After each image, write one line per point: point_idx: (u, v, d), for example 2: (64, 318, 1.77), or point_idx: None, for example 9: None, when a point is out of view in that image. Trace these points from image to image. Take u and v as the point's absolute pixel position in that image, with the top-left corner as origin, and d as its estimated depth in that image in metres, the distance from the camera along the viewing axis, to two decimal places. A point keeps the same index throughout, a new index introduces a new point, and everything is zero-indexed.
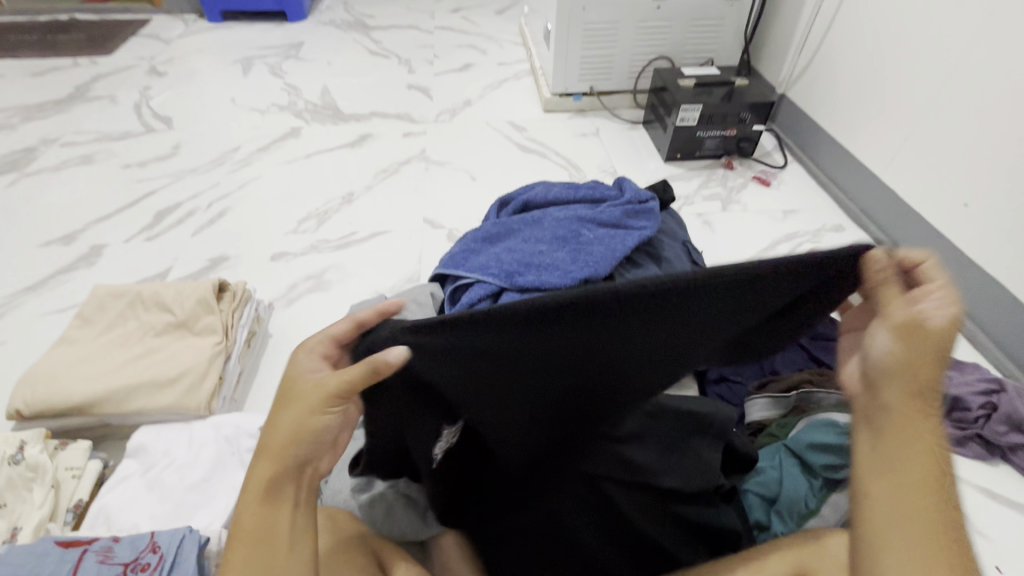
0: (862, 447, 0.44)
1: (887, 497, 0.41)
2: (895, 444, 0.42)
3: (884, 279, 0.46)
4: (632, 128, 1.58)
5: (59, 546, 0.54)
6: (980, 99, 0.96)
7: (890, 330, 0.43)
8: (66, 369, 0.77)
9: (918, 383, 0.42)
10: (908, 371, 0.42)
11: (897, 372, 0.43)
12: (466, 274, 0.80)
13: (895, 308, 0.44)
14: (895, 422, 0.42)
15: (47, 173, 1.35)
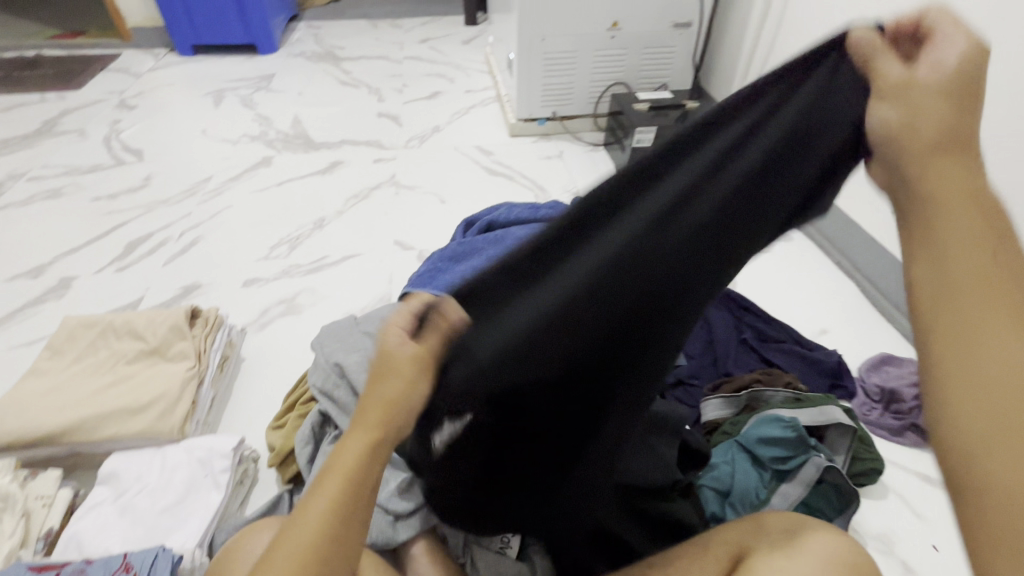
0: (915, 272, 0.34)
1: (962, 330, 0.31)
2: (949, 254, 0.33)
3: (872, 52, 0.40)
4: (594, 149, 1.66)
5: (31, 571, 0.55)
6: None
7: (886, 101, 0.39)
8: (36, 399, 0.78)
9: (944, 122, 0.35)
10: (912, 128, 0.37)
11: (902, 137, 0.37)
12: (433, 292, 0.84)
13: (886, 70, 0.39)
14: (926, 217, 0.34)
15: (14, 207, 1.35)
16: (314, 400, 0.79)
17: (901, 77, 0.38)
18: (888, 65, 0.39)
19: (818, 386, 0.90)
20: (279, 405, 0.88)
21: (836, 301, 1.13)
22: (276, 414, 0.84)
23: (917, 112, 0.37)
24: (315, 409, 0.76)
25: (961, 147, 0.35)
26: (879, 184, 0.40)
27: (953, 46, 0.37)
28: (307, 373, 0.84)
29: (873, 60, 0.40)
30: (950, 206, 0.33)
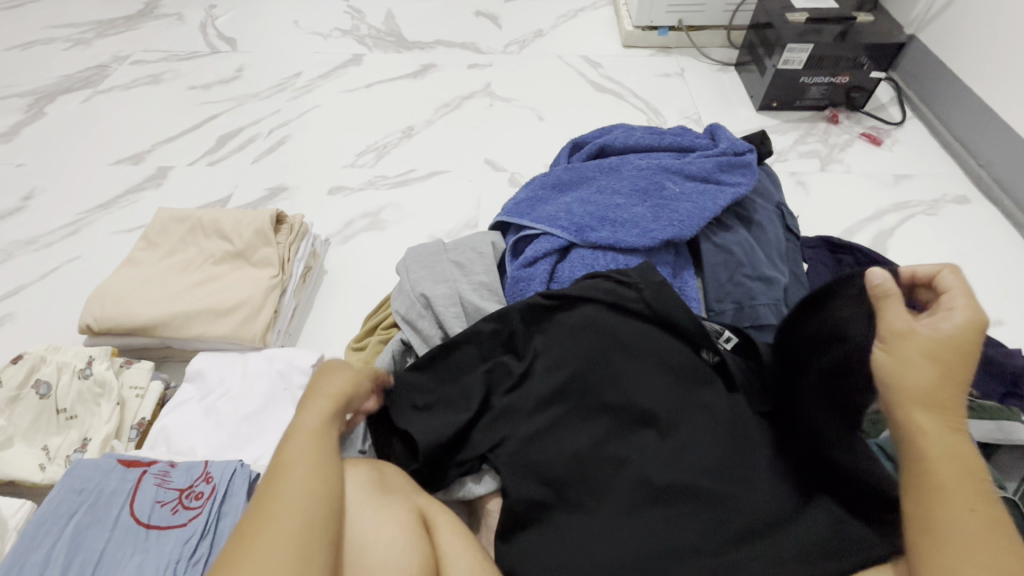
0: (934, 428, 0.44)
1: (950, 474, 0.42)
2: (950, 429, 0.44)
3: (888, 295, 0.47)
4: (722, 70, 1.41)
5: (121, 464, 0.55)
6: None
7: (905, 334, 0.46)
8: (131, 290, 0.78)
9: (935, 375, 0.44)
10: (902, 381, 0.45)
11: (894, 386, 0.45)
12: (531, 224, 0.73)
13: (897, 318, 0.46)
14: (914, 438, 0.44)
15: (118, 91, 1.36)
16: (396, 327, 0.73)
17: (905, 326, 0.46)
18: (892, 313, 0.46)
19: (989, 393, 0.72)
20: (359, 323, 0.84)
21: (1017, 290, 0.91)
22: (355, 334, 0.80)
23: (913, 368, 0.45)
24: (397, 336, 0.71)
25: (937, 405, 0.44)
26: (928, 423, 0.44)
27: (959, 313, 0.46)
28: (388, 296, 0.79)
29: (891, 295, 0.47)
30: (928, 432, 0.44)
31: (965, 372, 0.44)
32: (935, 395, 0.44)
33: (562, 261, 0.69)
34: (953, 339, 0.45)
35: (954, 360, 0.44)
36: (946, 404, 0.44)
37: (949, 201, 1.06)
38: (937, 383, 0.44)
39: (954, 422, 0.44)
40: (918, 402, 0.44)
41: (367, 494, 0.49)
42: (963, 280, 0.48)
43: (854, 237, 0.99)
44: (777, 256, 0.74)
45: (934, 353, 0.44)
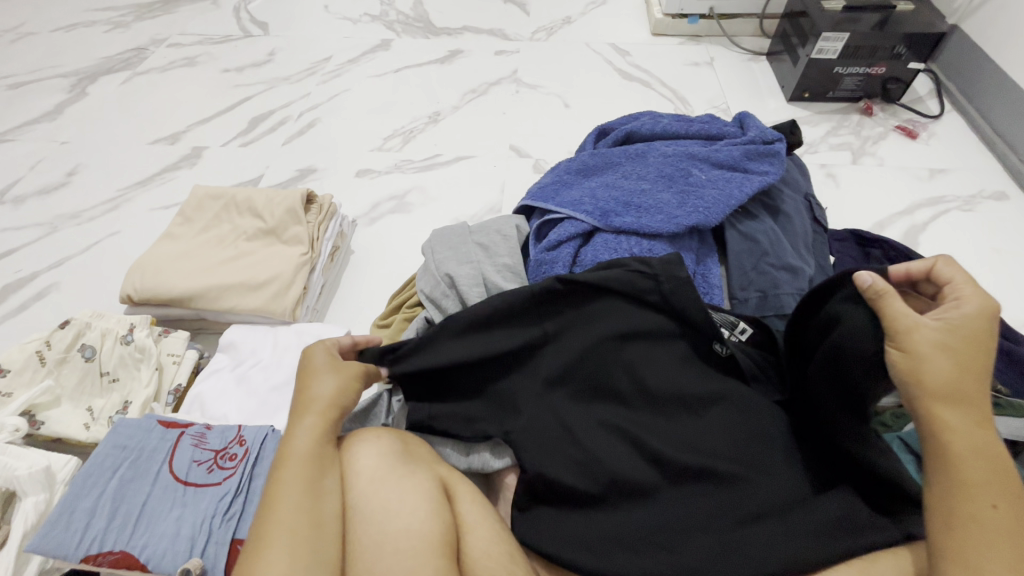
0: (957, 422, 0.44)
1: (972, 470, 0.42)
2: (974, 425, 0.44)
3: (883, 295, 0.48)
4: (753, 59, 1.38)
5: (160, 424, 0.58)
6: None
7: (911, 329, 0.47)
8: (169, 263, 0.81)
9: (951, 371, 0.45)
10: (917, 378, 0.45)
11: (915, 385, 0.46)
12: (556, 209, 0.74)
13: (900, 316, 0.47)
14: (930, 432, 0.45)
15: (156, 72, 1.40)
16: (421, 306, 0.75)
17: (912, 321, 0.47)
18: (892, 313, 0.48)
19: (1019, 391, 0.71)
20: (383, 302, 0.87)
21: None
22: (381, 312, 0.82)
23: (930, 359, 0.45)
24: (421, 315, 0.72)
25: (957, 395, 0.44)
26: (947, 416, 0.44)
27: (969, 304, 0.47)
28: (413, 276, 0.80)
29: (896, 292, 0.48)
30: (953, 426, 0.44)
31: (981, 363, 0.45)
32: (956, 387, 0.45)
33: (585, 244, 0.69)
34: (965, 330, 0.46)
35: (967, 349, 0.46)
36: (967, 395, 0.45)
37: (986, 197, 1.03)
38: (955, 374, 0.45)
39: (975, 413, 0.44)
40: (941, 396, 0.44)
41: (389, 463, 0.51)
42: (961, 269, 0.49)
43: (883, 231, 0.97)
44: (803, 246, 0.74)
45: (947, 345, 0.46)
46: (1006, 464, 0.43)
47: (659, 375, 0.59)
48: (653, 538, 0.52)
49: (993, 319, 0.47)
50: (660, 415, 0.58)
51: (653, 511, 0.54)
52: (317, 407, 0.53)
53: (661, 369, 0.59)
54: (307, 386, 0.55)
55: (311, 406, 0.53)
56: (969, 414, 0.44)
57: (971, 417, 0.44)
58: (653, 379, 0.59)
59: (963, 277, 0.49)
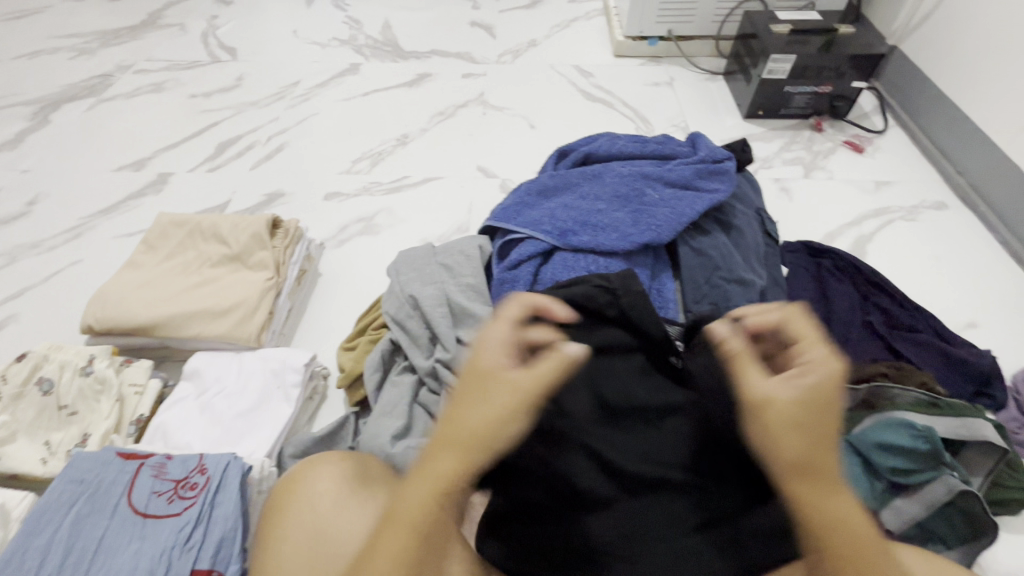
0: (812, 499, 0.42)
1: (831, 547, 0.42)
2: (829, 498, 0.42)
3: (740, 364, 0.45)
4: (710, 79, 1.44)
5: (119, 456, 0.58)
6: None
7: (765, 403, 0.43)
8: (131, 292, 0.81)
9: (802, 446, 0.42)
10: (772, 455, 0.42)
11: (771, 461, 0.43)
12: (517, 229, 0.76)
13: (756, 389, 0.43)
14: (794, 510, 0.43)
15: (121, 99, 1.39)
16: (386, 327, 0.76)
17: (765, 394, 0.43)
18: (751, 384, 0.44)
19: (959, 391, 0.75)
20: (352, 324, 0.87)
21: (991, 292, 0.94)
22: (349, 334, 0.82)
23: (779, 439, 0.42)
24: (387, 336, 0.74)
25: (810, 470, 0.42)
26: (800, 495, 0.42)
27: (817, 370, 0.44)
28: (379, 298, 0.82)
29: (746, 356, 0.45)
30: (812, 504, 0.42)
31: (827, 431, 0.43)
32: (808, 462, 0.42)
33: (544, 263, 0.72)
34: (815, 400, 0.43)
35: (819, 418, 0.42)
36: (822, 465, 0.42)
37: (928, 207, 1.09)
38: (808, 450, 0.42)
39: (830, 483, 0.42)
40: (793, 472, 0.42)
41: (347, 490, 0.52)
42: (809, 332, 0.46)
43: (833, 242, 1.02)
44: (754, 259, 0.77)
45: (799, 420, 0.42)
46: (861, 529, 0.42)
47: (617, 389, 0.61)
48: (605, 550, 0.53)
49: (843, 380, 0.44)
50: (621, 428, 0.59)
51: (606, 525, 0.55)
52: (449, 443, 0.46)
53: (621, 384, 0.61)
54: (455, 419, 0.47)
55: (428, 462, 0.46)
56: (821, 488, 0.42)
57: (823, 491, 0.42)
58: (612, 393, 0.60)
59: (810, 340, 0.46)
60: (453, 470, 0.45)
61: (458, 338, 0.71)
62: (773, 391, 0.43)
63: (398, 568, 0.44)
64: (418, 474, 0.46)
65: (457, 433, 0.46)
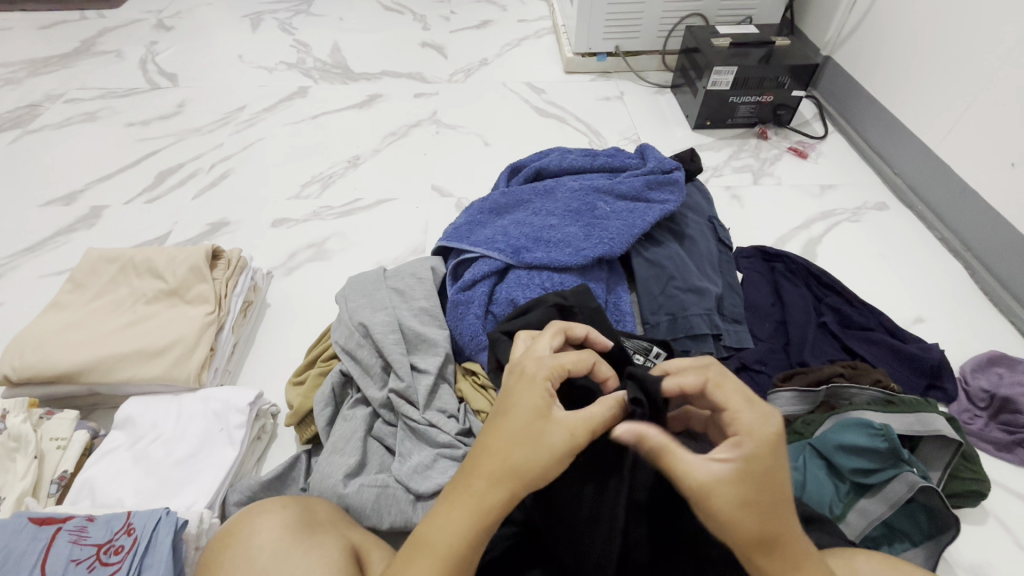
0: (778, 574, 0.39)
1: None
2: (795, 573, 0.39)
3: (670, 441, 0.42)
4: (659, 92, 1.47)
5: (32, 523, 0.52)
6: None
7: (703, 484, 0.40)
8: (53, 336, 0.74)
9: (755, 523, 0.39)
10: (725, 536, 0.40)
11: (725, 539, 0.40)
12: (470, 248, 0.74)
13: (690, 470, 0.40)
14: None
15: (51, 129, 1.32)
16: (337, 357, 0.72)
17: (706, 476, 0.40)
18: (686, 464, 0.41)
19: (913, 386, 0.76)
20: (301, 356, 0.83)
21: (935, 288, 0.97)
22: (298, 367, 0.78)
23: (728, 519, 0.39)
24: (337, 367, 0.70)
25: (770, 547, 0.39)
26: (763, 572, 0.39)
27: (750, 438, 0.41)
28: (329, 327, 0.78)
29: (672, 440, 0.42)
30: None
31: (777, 500, 0.40)
32: (764, 537, 0.39)
33: (498, 282, 0.70)
34: (758, 467, 0.40)
35: (762, 489, 0.40)
36: (781, 535, 0.40)
37: (871, 208, 1.13)
38: (759, 524, 0.39)
39: (793, 554, 0.39)
40: (752, 551, 0.39)
41: (288, 540, 0.47)
42: (729, 392, 0.44)
43: (785, 246, 1.04)
44: (708, 266, 0.78)
45: (744, 496, 0.39)
46: None
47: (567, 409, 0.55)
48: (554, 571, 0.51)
49: (781, 437, 0.42)
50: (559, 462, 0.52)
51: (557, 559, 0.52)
52: (502, 473, 0.41)
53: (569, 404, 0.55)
54: (491, 445, 0.42)
55: (465, 489, 0.41)
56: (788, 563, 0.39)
57: (789, 562, 0.39)
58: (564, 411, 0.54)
59: (736, 400, 0.43)
60: (481, 510, 0.40)
61: (412, 365, 0.68)
62: (706, 469, 0.40)
63: None
64: (455, 500, 0.41)
65: (515, 463, 0.41)
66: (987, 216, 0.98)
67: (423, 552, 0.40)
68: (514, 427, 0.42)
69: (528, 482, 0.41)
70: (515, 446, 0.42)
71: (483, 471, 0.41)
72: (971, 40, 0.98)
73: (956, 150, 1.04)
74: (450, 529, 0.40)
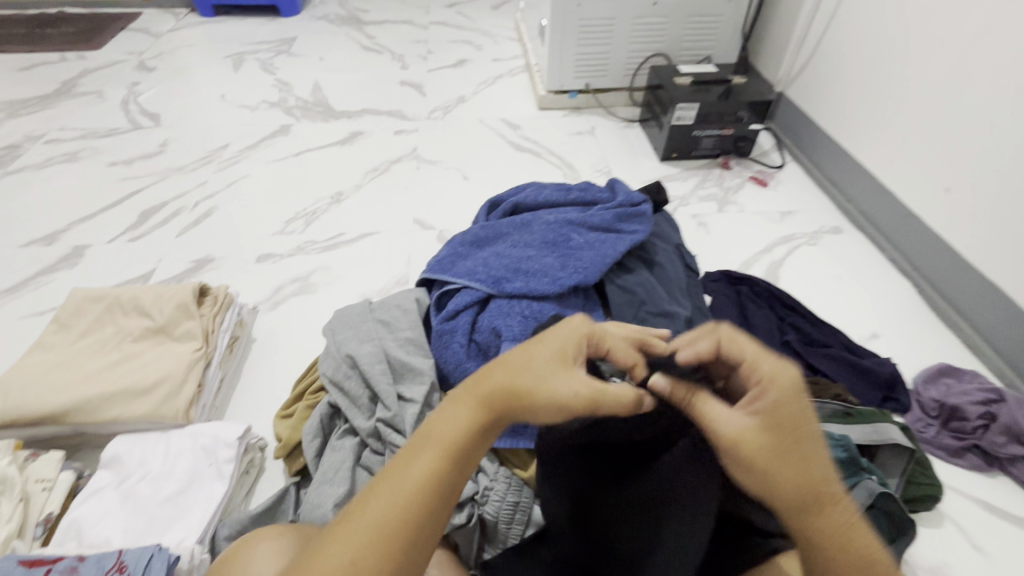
0: (824, 526, 0.40)
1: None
2: (839, 523, 0.40)
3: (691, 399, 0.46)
4: (628, 126, 1.56)
5: (23, 565, 0.53)
6: (979, 97, 0.94)
7: (734, 434, 0.43)
8: (39, 377, 0.75)
9: (793, 474, 0.40)
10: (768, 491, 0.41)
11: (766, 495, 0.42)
12: (452, 279, 0.78)
13: (721, 424, 0.44)
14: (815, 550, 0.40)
15: (31, 170, 1.32)
16: (324, 389, 0.74)
17: (734, 427, 0.43)
18: (719, 419, 0.44)
19: (871, 399, 0.82)
20: (288, 389, 0.84)
21: (887, 305, 1.04)
22: (285, 400, 0.80)
23: (768, 469, 0.41)
24: (325, 399, 0.72)
25: (818, 499, 0.40)
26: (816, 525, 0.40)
27: (770, 390, 0.44)
28: (317, 360, 0.80)
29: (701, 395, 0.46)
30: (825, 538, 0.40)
31: (808, 446, 0.42)
32: (802, 486, 0.40)
33: (480, 311, 0.73)
34: (782, 415, 0.42)
35: (791, 433, 0.42)
36: (822, 489, 0.41)
37: (827, 232, 1.21)
38: (797, 472, 0.41)
39: (836, 508, 0.41)
40: (796, 505, 0.40)
41: (284, 568, 0.48)
42: (744, 344, 0.46)
43: (750, 269, 1.10)
44: (677, 291, 0.83)
45: (777, 443, 0.41)
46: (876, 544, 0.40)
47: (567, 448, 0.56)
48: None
49: (800, 382, 0.44)
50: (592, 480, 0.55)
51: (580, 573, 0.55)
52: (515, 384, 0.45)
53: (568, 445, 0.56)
54: (516, 364, 0.46)
55: (475, 395, 0.45)
56: (831, 513, 0.40)
57: (831, 508, 0.40)
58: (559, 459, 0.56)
59: (749, 352, 0.46)
60: (481, 420, 0.44)
61: (399, 394, 0.71)
62: (733, 421, 0.43)
63: (416, 486, 0.40)
64: (465, 400, 0.45)
65: (529, 386, 0.45)
66: (928, 237, 1.06)
67: (427, 442, 0.43)
68: (534, 358, 0.47)
69: (535, 405, 0.44)
70: (532, 371, 0.46)
71: (500, 383, 0.45)
72: (906, 79, 1.08)
73: (899, 177, 1.13)
74: (454, 426, 0.43)
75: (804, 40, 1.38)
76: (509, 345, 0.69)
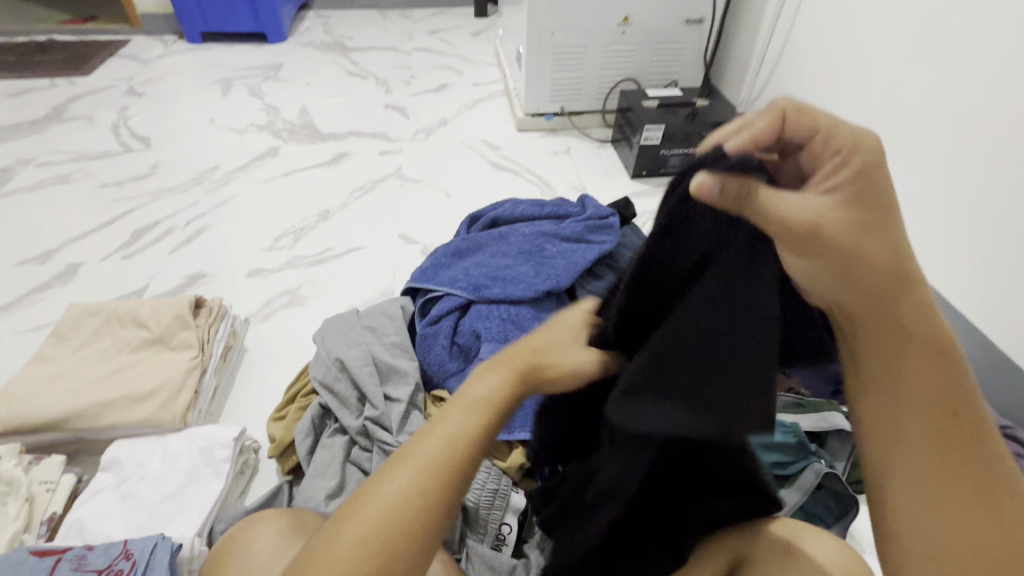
0: (894, 321, 0.37)
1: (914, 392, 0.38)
2: (908, 322, 0.37)
3: (748, 191, 0.37)
4: (601, 146, 1.66)
5: (33, 555, 0.56)
6: None
7: (813, 215, 0.36)
8: (40, 386, 0.78)
9: (874, 254, 0.36)
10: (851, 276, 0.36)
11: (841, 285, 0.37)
12: (436, 287, 0.84)
13: (793, 205, 0.36)
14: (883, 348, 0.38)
15: (22, 192, 1.36)
16: (315, 392, 0.79)
17: (809, 211, 0.36)
18: (790, 202, 0.36)
19: None
20: (280, 396, 0.89)
21: None
22: (278, 404, 0.84)
23: (851, 252, 0.36)
24: (316, 401, 0.77)
25: (899, 282, 0.37)
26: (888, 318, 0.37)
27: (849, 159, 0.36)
28: (308, 365, 0.85)
29: (759, 183, 0.37)
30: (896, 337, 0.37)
31: (884, 223, 0.36)
32: (884, 273, 0.36)
33: (461, 315, 0.80)
34: (862, 189, 0.36)
35: (872, 208, 0.36)
36: (904, 276, 0.37)
37: None
38: (879, 253, 0.36)
39: (913, 292, 0.37)
40: (877, 298, 0.37)
41: (282, 546, 0.53)
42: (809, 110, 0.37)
43: None
44: None
45: (859, 220, 0.36)
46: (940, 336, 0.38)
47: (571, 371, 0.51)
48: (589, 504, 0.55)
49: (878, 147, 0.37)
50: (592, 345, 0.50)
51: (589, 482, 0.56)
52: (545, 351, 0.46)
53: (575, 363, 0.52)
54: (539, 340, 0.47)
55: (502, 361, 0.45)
56: (907, 300, 0.37)
57: (904, 298, 0.37)
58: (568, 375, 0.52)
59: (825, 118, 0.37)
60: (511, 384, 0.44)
61: (386, 395, 0.76)
62: (804, 203, 0.36)
63: (452, 450, 0.40)
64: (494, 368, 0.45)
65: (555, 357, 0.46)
66: None
67: (458, 404, 0.43)
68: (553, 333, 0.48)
69: (557, 378, 0.45)
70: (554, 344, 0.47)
71: (530, 351, 0.46)
72: None
73: None
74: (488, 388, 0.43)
75: (761, 65, 1.49)
76: (488, 346, 0.76)
